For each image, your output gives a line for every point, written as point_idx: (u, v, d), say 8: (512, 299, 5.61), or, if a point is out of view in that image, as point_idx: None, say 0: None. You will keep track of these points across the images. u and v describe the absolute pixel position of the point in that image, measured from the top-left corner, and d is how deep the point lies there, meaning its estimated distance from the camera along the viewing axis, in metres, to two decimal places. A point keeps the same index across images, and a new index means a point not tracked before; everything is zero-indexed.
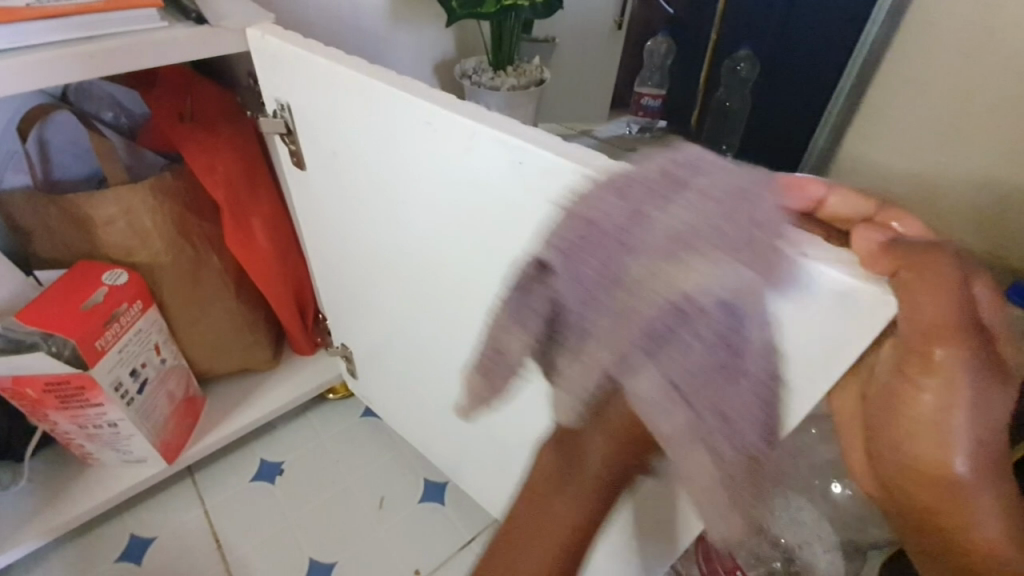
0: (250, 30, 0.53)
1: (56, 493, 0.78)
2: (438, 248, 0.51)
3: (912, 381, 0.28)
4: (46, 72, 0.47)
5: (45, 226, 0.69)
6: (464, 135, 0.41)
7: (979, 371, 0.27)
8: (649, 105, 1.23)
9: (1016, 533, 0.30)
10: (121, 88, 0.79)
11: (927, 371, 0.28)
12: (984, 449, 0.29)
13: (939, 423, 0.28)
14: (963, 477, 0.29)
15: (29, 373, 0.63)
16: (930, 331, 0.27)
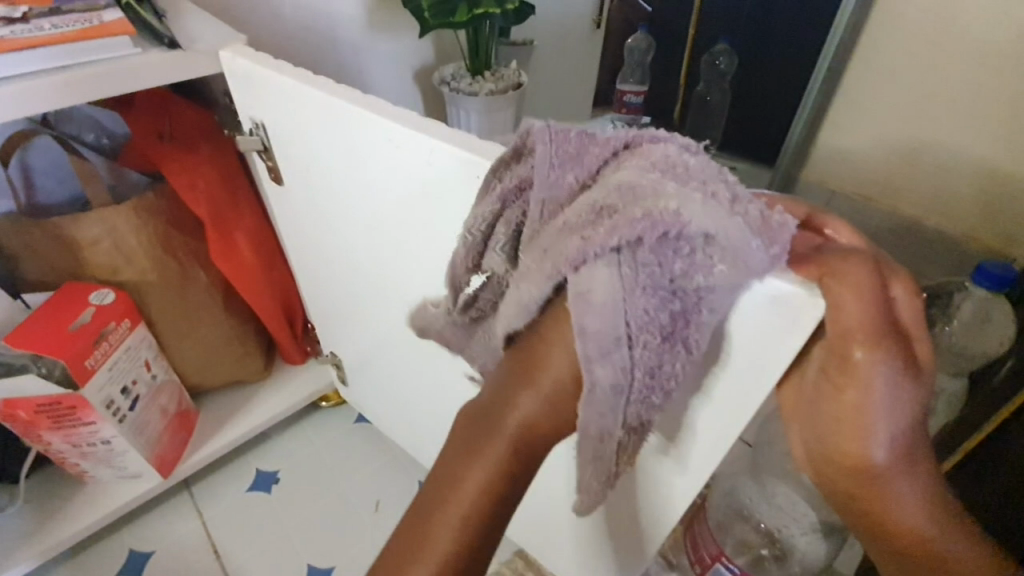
0: (223, 53, 0.55)
1: (54, 511, 0.79)
2: (411, 256, 0.53)
3: (836, 374, 0.31)
4: (22, 101, 0.49)
5: (29, 250, 0.70)
6: (428, 151, 0.43)
7: (895, 363, 0.30)
8: (632, 102, 1.25)
9: (932, 513, 0.33)
10: (103, 110, 0.81)
11: (846, 368, 0.30)
12: (899, 441, 0.31)
13: (860, 416, 0.30)
14: (882, 467, 0.31)
15: (21, 396, 0.64)
16: (847, 329, 0.29)
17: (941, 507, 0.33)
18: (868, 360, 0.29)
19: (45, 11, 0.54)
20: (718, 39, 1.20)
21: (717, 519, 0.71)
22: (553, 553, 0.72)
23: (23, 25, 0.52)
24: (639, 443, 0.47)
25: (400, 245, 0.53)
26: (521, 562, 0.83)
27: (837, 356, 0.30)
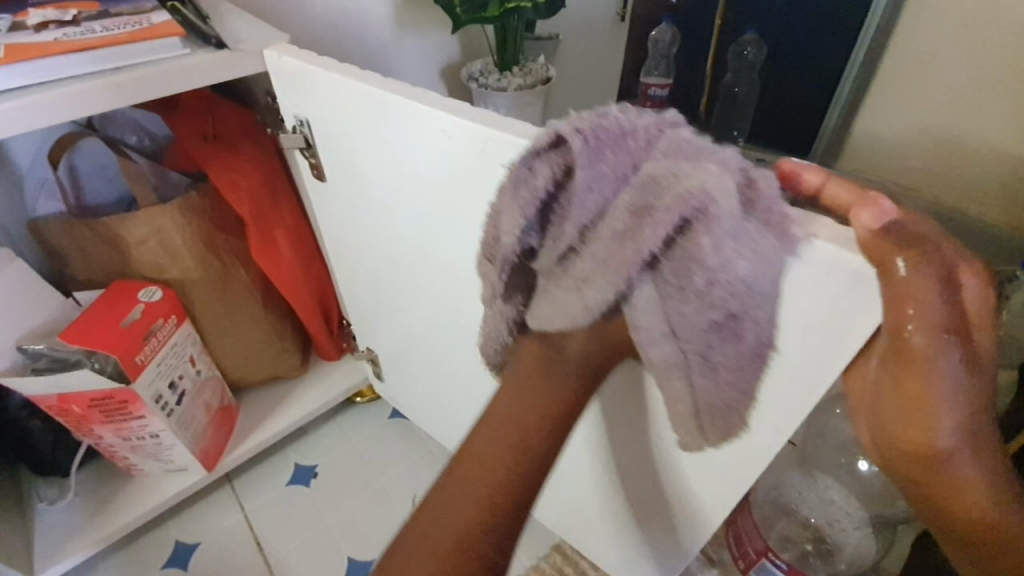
0: (267, 51, 0.56)
1: (103, 504, 0.82)
2: (458, 248, 0.53)
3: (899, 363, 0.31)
4: (79, 102, 0.49)
5: (80, 249, 0.73)
6: (482, 141, 0.43)
7: (961, 353, 0.30)
8: (656, 95, 1.19)
9: (993, 492, 0.33)
10: (144, 112, 0.83)
11: (909, 358, 0.30)
12: (966, 427, 0.31)
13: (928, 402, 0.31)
14: (949, 452, 0.32)
15: (74, 391, 0.66)
16: (904, 324, 0.29)
17: (1011, 492, 0.34)
18: (933, 356, 0.29)
19: (93, 14, 0.57)
20: (745, 28, 1.13)
21: (762, 515, 0.70)
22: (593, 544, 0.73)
23: (74, 28, 0.53)
24: None
25: (446, 236, 0.53)
26: (558, 557, 0.82)
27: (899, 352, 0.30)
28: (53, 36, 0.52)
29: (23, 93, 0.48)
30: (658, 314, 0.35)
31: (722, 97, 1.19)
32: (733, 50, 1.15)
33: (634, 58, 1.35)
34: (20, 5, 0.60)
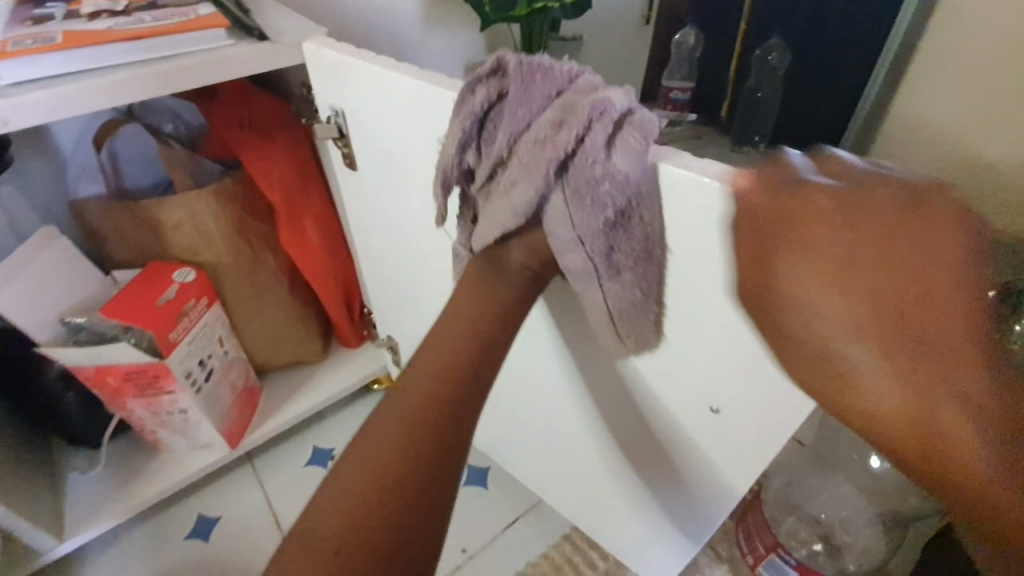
0: (307, 44, 0.58)
1: (130, 476, 0.85)
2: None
3: (746, 279, 0.33)
4: (129, 87, 0.52)
5: (119, 230, 0.76)
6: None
7: (868, 348, 0.28)
8: (677, 98, 1.24)
9: (915, 404, 0.27)
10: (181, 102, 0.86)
11: (827, 366, 0.29)
12: (972, 447, 0.26)
13: (778, 302, 0.31)
14: (982, 482, 0.26)
15: (111, 364, 0.69)
16: (796, 321, 0.30)
17: None
18: (841, 354, 0.28)
19: (142, 5, 0.59)
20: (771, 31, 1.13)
21: (771, 512, 0.70)
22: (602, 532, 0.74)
23: (126, 17, 0.56)
24: (715, 411, 0.47)
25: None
26: (568, 546, 0.84)
27: (756, 271, 0.32)
28: (107, 25, 0.54)
29: (79, 78, 0.51)
30: (567, 223, 0.40)
31: (744, 100, 1.18)
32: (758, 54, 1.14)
33: (658, 60, 1.36)
34: None
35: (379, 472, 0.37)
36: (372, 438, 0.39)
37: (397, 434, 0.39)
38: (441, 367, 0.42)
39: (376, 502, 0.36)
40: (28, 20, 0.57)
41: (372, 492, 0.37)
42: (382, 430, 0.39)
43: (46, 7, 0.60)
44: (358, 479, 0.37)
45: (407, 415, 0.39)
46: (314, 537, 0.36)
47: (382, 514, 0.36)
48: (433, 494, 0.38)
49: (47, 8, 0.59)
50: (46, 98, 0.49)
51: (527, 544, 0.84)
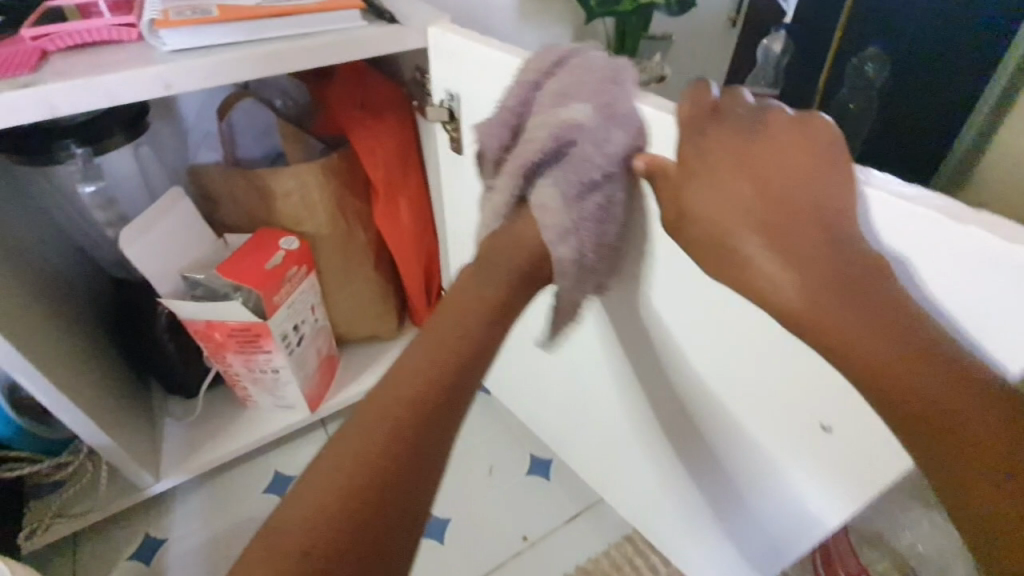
0: (433, 28, 0.60)
1: (218, 427, 0.90)
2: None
3: (717, 275, 0.39)
4: (273, 60, 0.56)
5: (232, 195, 0.81)
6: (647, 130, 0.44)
7: (733, 216, 0.37)
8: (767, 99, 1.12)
9: (836, 301, 0.34)
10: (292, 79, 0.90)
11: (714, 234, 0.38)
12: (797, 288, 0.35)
13: (763, 289, 0.37)
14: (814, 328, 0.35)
15: (220, 320, 0.74)
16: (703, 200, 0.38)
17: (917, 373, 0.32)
18: (726, 228, 0.37)
19: None
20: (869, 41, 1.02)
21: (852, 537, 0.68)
22: (669, 536, 0.74)
23: None
24: (826, 428, 0.47)
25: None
26: (629, 546, 0.84)
27: (729, 264, 0.38)
28: (255, 0, 0.57)
29: (231, 49, 0.54)
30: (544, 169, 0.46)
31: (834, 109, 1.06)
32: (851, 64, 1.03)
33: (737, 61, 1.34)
34: None
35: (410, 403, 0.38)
36: (398, 373, 0.39)
37: (429, 366, 0.39)
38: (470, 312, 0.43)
39: (408, 426, 0.37)
40: None
41: (402, 422, 0.37)
42: (408, 367, 0.39)
43: None
44: (387, 410, 0.37)
45: (438, 352, 0.40)
46: (346, 455, 0.35)
47: (413, 443, 0.36)
48: (459, 406, 0.40)
49: None
50: (203, 64, 0.53)
51: (587, 541, 0.84)
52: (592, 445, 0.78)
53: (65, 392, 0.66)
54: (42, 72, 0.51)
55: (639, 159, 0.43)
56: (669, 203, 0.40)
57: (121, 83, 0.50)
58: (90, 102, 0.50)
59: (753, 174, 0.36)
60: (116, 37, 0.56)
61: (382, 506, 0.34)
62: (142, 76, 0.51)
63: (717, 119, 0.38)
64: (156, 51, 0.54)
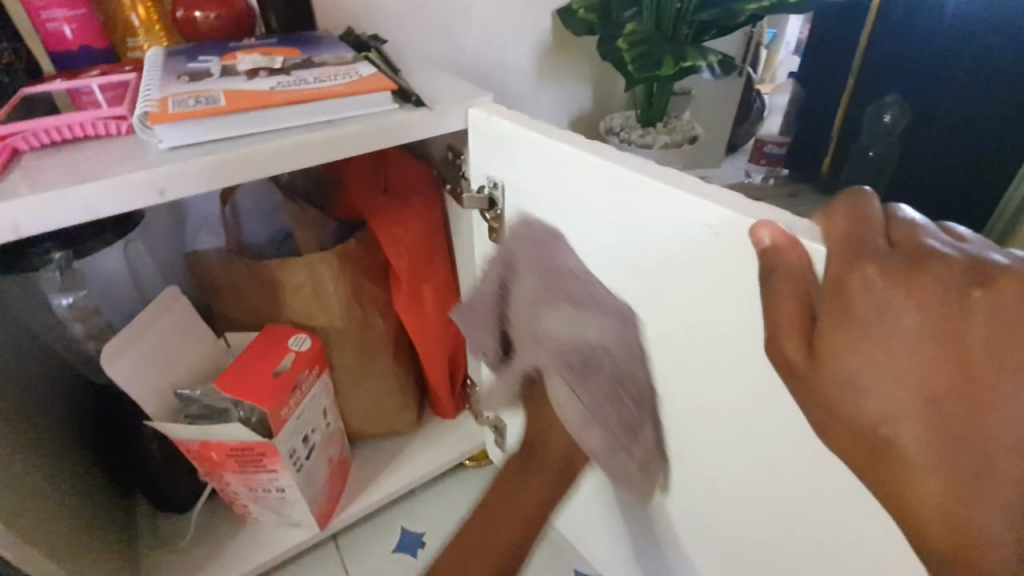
0: (473, 111, 0.52)
1: (214, 552, 0.76)
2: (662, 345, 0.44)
3: (839, 438, 0.33)
4: (288, 155, 0.47)
5: (235, 288, 0.71)
6: (744, 244, 0.34)
7: (870, 347, 0.30)
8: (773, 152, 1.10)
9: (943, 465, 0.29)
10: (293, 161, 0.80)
11: (834, 359, 0.31)
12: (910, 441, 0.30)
13: (899, 474, 0.31)
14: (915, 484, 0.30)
15: (218, 441, 0.62)
16: (836, 319, 0.31)
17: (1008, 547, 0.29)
18: (848, 359, 0.31)
19: (299, 63, 0.55)
20: (888, 89, 0.98)
21: None
22: None
23: (287, 77, 0.52)
24: None
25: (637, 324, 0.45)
26: None
27: (858, 432, 0.32)
28: (269, 85, 0.50)
29: (240, 143, 0.46)
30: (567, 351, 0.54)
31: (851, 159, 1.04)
32: (869, 111, 1.00)
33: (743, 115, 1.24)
34: (226, 50, 0.60)
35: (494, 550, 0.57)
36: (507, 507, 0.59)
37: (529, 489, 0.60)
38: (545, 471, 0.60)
39: None
40: (184, 75, 0.53)
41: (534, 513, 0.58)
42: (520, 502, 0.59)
43: (201, 60, 0.57)
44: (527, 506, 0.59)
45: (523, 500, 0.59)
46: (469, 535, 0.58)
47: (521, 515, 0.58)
48: None
49: (202, 63, 0.56)
50: (204, 164, 0.44)
51: None
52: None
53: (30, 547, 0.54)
54: (8, 180, 0.42)
55: (762, 229, 0.32)
56: (799, 342, 0.32)
57: (103, 193, 0.41)
58: (65, 216, 0.41)
59: (946, 358, 0.29)
60: (104, 131, 0.48)
61: None
62: (131, 180, 0.42)
63: (922, 267, 0.29)
64: (151, 148, 0.46)
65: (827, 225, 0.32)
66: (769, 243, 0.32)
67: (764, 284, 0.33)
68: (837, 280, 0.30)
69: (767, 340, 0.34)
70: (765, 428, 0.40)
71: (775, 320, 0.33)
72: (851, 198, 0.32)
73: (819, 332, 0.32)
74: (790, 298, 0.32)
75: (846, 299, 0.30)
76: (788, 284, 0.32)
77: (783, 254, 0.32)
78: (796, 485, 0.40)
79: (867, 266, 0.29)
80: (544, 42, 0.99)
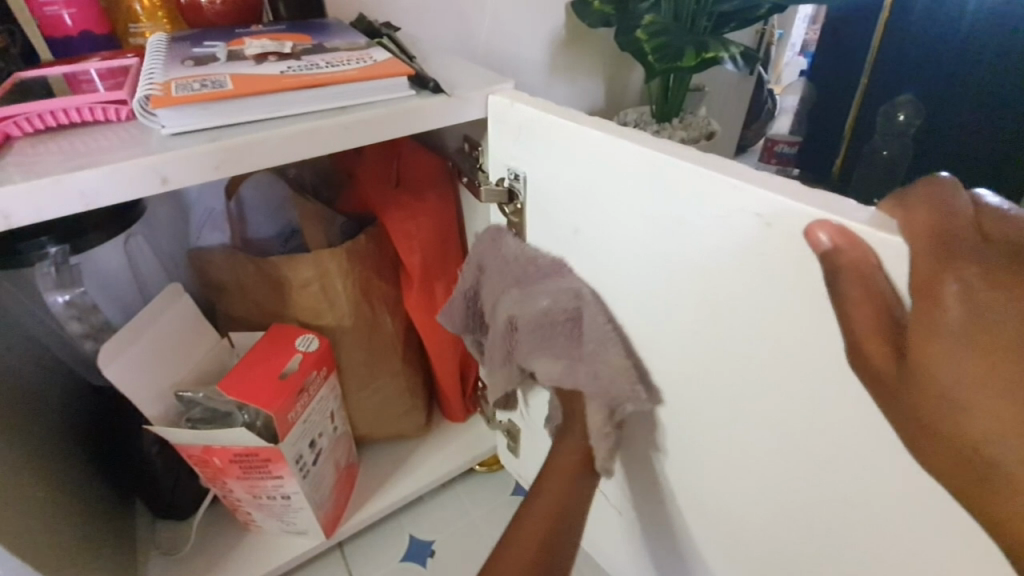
0: (494, 98, 0.50)
1: (215, 562, 0.73)
2: (696, 345, 0.41)
3: (929, 452, 0.29)
4: (302, 143, 0.45)
5: (239, 286, 0.68)
6: (797, 236, 0.32)
7: (968, 350, 0.27)
8: (784, 151, 1.17)
9: None
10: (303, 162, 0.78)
11: (923, 361, 0.28)
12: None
13: (1000, 493, 0.27)
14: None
15: (221, 445, 0.59)
16: (927, 317, 0.28)
17: None
18: (942, 361, 0.28)
19: (309, 48, 0.52)
20: (902, 89, 1.12)
21: None
22: None
23: (296, 61, 0.49)
24: None
25: (673, 331, 0.42)
26: None
27: (960, 450, 0.28)
28: (278, 69, 0.47)
29: (249, 130, 0.43)
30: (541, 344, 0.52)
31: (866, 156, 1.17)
32: (882, 112, 1.13)
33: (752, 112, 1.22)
34: (231, 36, 0.58)
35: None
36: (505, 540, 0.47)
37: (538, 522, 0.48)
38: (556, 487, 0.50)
39: None
40: (188, 59, 0.50)
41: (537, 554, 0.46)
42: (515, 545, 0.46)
43: (206, 46, 0.54)
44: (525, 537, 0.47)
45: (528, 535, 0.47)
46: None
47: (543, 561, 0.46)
48: None
49: (206, 48, 0.53)
50: (210, 150, 0.41)
51: None
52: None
53: (9, 548, 0.49)
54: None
55: (818, 230, 0.30)
56: (880, 341, 0.29)
57: (100, 180, 0.38)
58: (61, 203, 0.38)
59: None
60: (102, 116, 0.45)
61: None
62: (131, 168, 0.39)
63: None
64: (153, 134, 0.43)
65: (905, 217, 0.29)
66: (828, 245, 0.30)
67: (829, 287, 0.30)
68: (925, 278, 0.27)
69: (847, 346, 0.31)
70: (818, 441, 0.36)
71: (850, 322, 0.30)
72: (929, 185, 0.30)
73: (908, 335, 0.29)
74: (861, 296, 0.29)
75: (937, 300, 0.27)
76: (859, 285, 0.29)
77: (845, 256, 0.29)
78: (856, 505, 0.36)
79: (963, 264, 0.26)
80: (557, 36, 0.96)
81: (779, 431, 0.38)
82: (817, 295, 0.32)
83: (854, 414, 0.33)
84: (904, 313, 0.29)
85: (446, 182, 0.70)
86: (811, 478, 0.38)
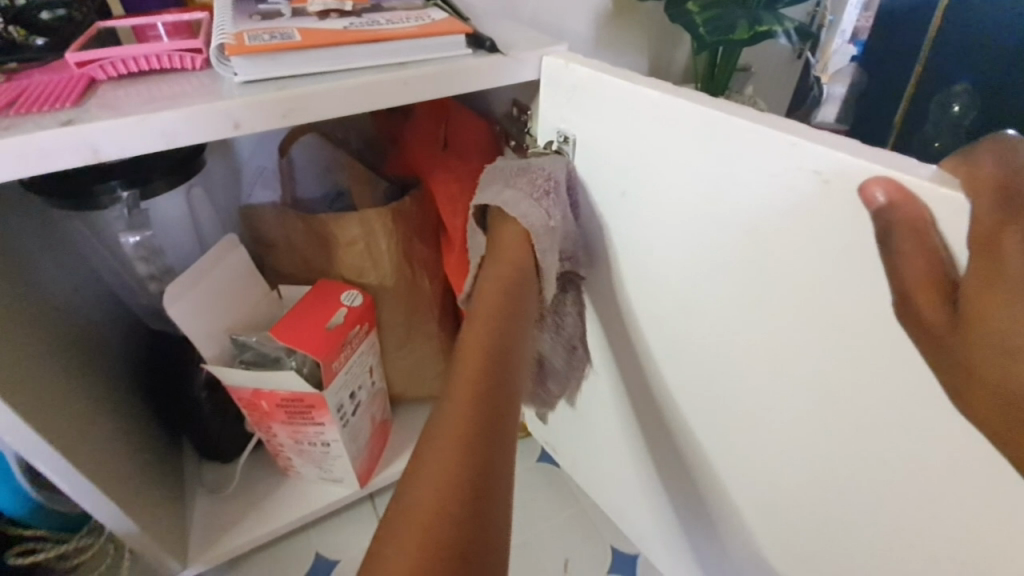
0: (550, 57, 0.50)
1: (258, 501, 0.78)
2: (739, 309, 0.42)
3: (975, 403, 0.30)
4: (364, 94, 0.46)
5: (289, 242, 0.71)
6: (850, 197, 0.32)
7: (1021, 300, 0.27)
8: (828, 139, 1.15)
9: None
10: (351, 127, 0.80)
11: (972, 312, 0.29)
12: None
13: None
14: None
15: (270, 388, 0.63)
16: (985, 269, 0.28)
17: None
18: (996, 311, 0.28)
19: (368, 7, 0.54)
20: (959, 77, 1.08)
21: None
22: None
23: (358, 19, 0.51)
24: None
25: (720, 293, 0.43)
26: None
27: (1001, 398, 0.29)
28: (343, 24, 0.48)
29: (317, 80, 0.45)
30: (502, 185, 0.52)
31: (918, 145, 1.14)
32: (937, 101, 1.09)
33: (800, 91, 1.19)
34: None
35: (426, 530, 0.30)
36: (430, 426, 0.35)
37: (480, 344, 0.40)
38: (480, 356, 0.39)
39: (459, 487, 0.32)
40: (255, 15, 0.52)
41: (478, 432, 0.35)
42: (446, 411, 0.36)
43: (270, 3, 0.55)
44: (459, 406, 0.36)
45: (463, 386, 0.37)
46: (424, 450, 0.34)
47: (487, 410, 0.36)
48: (493, 442, 0.35)
49: (271, 5, 0.55)
50: (281, 99, 0.43)
51: None
52: (710, 572, 0.60)
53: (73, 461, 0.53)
54: (87, 106, 0.42)
55: (875, 187, 0.30)
56: (930, 292, 0.30)
57: (181, 121, 0.41)
58: (147, 141, 0.41)
59: None
60: (178, 64, 0.48)
61: (455, 498, 0.31)
62: (207, 110, 0.41)
63: None
64: (226, 83, 0.45)
65: (970, 174, 0.29)
66: (883, 201, 0.30)
67: (884, 241, 0.31)
68: (984, 234, 0.28)
69: (896, 302, 0.31)
70: (861, 398, 0.37)
71: (899, 275, 0.30)
72: (996, 143, 0.30)
73: (960, 290, 0.29)
74: (914, 250, 0.30)
75: (994, 252, 0.28)
76: (912, 241, 0.30)
77: (901, 211, 0.30)
78: (896, 465, 0.37)
79: None
80: (603, 9, 0.95)
81: (823, 392, 0.39)
82: (868, 255, 0.33)
83: (902, 372, 0.34)
84: (956, 269, 0.29)
85: (491, 148, 0.71)
86: (852, 440, 0.39)
